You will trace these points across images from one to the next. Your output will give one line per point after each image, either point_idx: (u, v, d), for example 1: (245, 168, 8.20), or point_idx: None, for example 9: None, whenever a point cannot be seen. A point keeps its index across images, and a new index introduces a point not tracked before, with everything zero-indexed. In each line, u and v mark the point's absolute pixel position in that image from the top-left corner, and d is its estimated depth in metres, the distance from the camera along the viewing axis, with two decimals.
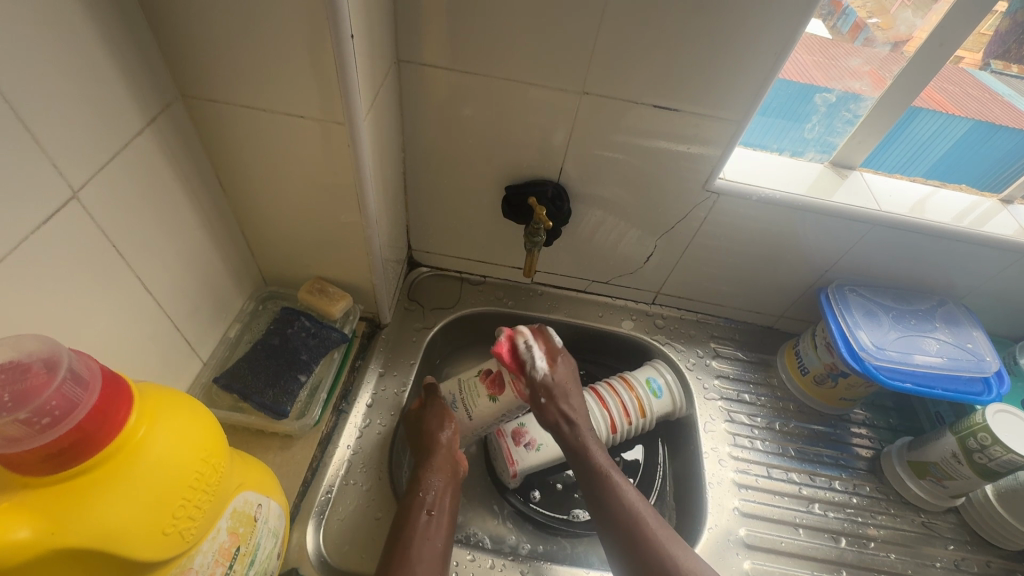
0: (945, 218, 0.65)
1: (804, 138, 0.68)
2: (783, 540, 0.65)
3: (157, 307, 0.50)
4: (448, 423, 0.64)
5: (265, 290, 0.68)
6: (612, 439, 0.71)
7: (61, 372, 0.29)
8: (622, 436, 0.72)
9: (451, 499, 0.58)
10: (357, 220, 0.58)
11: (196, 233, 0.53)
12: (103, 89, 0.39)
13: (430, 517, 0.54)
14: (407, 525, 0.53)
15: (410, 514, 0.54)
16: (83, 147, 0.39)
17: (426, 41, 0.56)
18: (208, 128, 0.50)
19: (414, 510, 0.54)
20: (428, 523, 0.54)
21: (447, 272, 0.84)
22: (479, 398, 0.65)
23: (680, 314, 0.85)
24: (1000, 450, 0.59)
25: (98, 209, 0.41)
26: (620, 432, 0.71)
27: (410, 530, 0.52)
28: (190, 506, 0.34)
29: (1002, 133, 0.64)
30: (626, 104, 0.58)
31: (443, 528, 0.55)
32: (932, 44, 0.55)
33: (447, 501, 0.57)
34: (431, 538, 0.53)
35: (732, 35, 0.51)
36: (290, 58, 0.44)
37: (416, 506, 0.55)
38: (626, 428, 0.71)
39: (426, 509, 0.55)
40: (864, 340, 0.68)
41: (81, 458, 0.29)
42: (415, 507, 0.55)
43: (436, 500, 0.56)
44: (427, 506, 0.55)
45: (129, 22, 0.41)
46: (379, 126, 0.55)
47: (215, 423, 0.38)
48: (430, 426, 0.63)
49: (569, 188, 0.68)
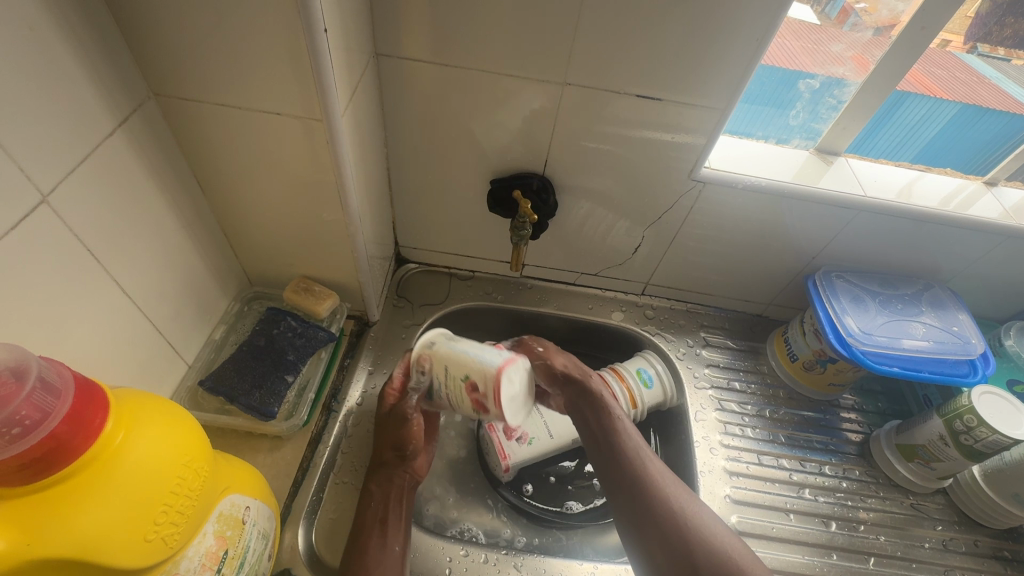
0: (929, 202, 0.65)
1: (789, 125, 0.68)
2: (774, 526, 0.66)
3: (137, 310, 0.49)
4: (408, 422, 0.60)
5: (250, 291, 0.67)
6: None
7: (31, 381, 0.28)
8: None
9: (406, 504, 0.59)
10: (340, 218, 0.57)
11: (175, 235, 0.53)
12: (70, 89, 0.39)
13: (384, 528, 0.55)
14: (363, 537, 0.54)
15: (366, 526, 0.55)
16: (51, 149, 0.38)
17: (404, 35, 0.55)
18: (182, 127, 0.49)
19: (368, 522, 0.55)
20: (383, 535, 0.55)
21: (435, 268, 0.83)
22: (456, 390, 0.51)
23: (670, 304, 0.85)
24: (985, 431, 0.60)
25: (70, 212, 0.40)
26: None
27: (362, 546, 0.53)
28: (173, 511, 0.34)
29: (989, 115, 0.64)
30: (609, 94, 0.58)
31: (397, 537, 0.55)
32: (914, 27, 0.55)
33: (404, 509, 0.58)
34: (388, 546, 0.54)
35: (713, 24, 0.51)
36: (262, 53, 0.43)
37: (370, 517, 0.55)
38: None
39: (379, 521, 0.55)
40: (852, 325, 0.68)
41: (56, 468, 0.29)
42: (368, 518, 0.55)
43: (388, 508, 0.57)
44: (383, 517, 0.56)
45: (93, 19, 0.40)
46: (359, 122, 0.54)
47: (196, 426, 0.37)
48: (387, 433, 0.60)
49: (554, 180, 0.68)
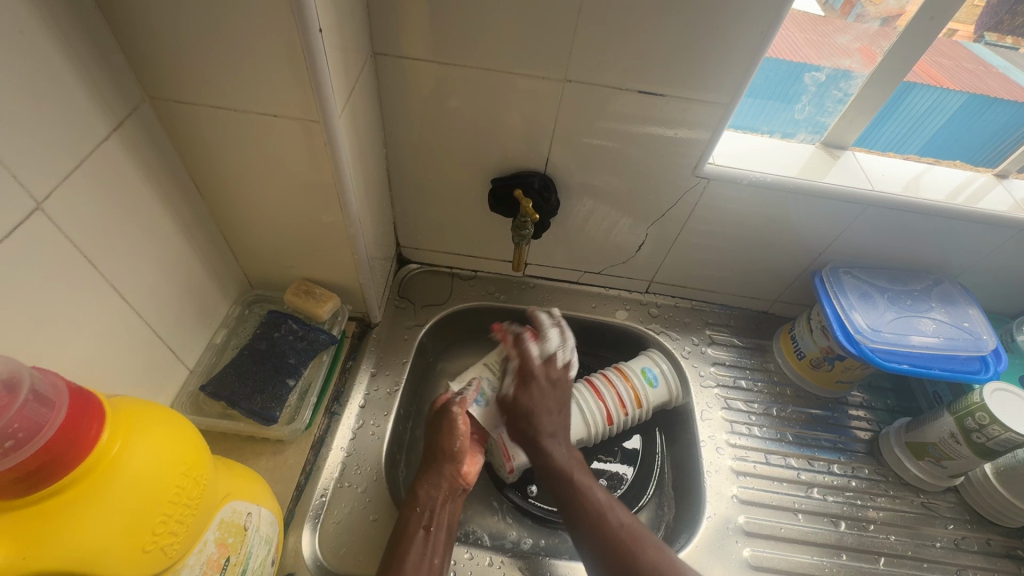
0: (939, 195, 0.64)
1: (795, 119, 0.67)
2: (782, 526, 0.65)
3: (137, 316, 0.49)
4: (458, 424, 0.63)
5: (251, 294, 0.67)
6: (610, 430, 0.70)
7: (23, 393, 0.28)
8: (619, 427, 0.71)
9: (449, 514, 0.59)
10: (340, 220, 0.57)
11: (173, 239, 0.52)
12: (63, 94, 0.38)
13: (427, 534, 0.55)
14: (404, 540, 0.54)
15: (407, 530, 0.55)
16: (45, 155, 0.37)
17: (402, 34, 0.54)
18: (179, 130, 0.49)
19: (411, 527, 0.55)
20: (426, 539, 0.55)
21: (437, 268, 0.83)
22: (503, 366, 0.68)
23: (674, 302, 0.84)
24: (998, 429, 0.59)
25: (66, 219, 0.40)
26: (619, 422, 0.71)
27: (404, 545, 0.53)
28: (171, 521, 0.33)
29: (997, 106, 0.63)
30: (610, 90, 0.57)
31: (438, 543, 0.55)
32: (922, 17, 0.54)
33: (445, 517, 0.58)
34: (429, 555, 0.53)
35: (716, 17, 0.50)
36: (257, 55, 0.42)
37: (415, 520, 0.56)
38: (622, 419, 0.71)
39: (423, 525, 0.55)
40: (859, 322, 0.67)
41: (51, 480, 0.28)
42: (410, 522, 0.55)
43: (433, 516, 0.57)
44: (425, 525, 0.56)
45: (85, 22, 0.39)
46: (357, 122, 0.54)
47: (194, 433, 0.37)
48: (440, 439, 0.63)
49: (556, 178, 0.67)
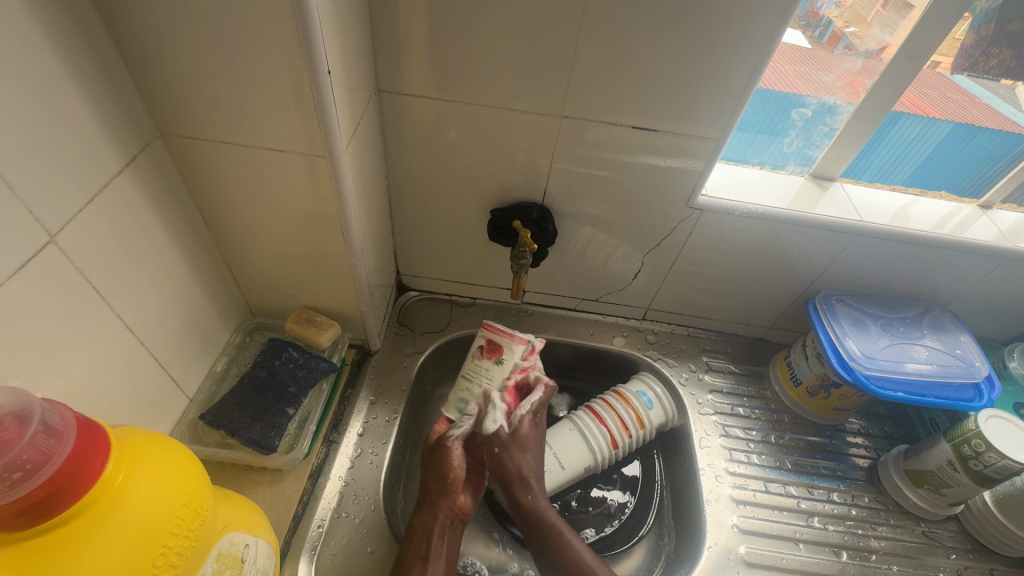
0: (926, 225, 0.66)
1: (783, 152, 0.69)
2: (784, 557, 0.65)
3: (141, 345, 0.49)
4: (443, 465, 0.62)
5: (252, 322, 0.67)
6: (613, 455, 0.70)
7: (34, 425, 0.28)
8: (625, 450, 0.71)
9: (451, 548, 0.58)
10: (342, 250, 0.58)
11: (178, 269, 0.53)
12: (81, 133, 0.40)
13: (426, 563, 0.55)
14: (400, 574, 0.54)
15: (407, 556, 0.55)
16: (61, 193, 0.39)
17: (406, 74, 0.57)
18: (188, 165, 0.50)
19: (409, 557, 0.55)
20: (424, 569, 0.54)
21: (436, 296, 0.84)
22: (491, 372, 0.70)
23: (671, 329, 0.85)
24: (994, 456, 0.59)
25: (76, 251, 0.41)
26: (621, 446, 0.71)
27: None
28: (172, 553, 0.33)
29: (982, 134, 0.65)
30: (606, 126, 0.59)
31: (440, 573, 0.55)
32: (902, 58, 0.56)
33: (445, 548, 0.57)
34: None
35: (703, 59, 0.53)
36: (268, 95, 0.44)
37: (410, 553, 0.55)
38: (626, 441, 0.71)
39: (420, 556, 0.55)
40: (854, 349, 0.68)
41: (56, 512, 0.29)
42: (409, 555, 0.55)
43: (430, 545, 0.57)
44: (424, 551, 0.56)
45: (104, 64, 0.41)
46: (361, 156, 0.56)
47: (198, 465, 0.38)
48: (431, 471, 0.63)
49: (554, 209, 0.69)
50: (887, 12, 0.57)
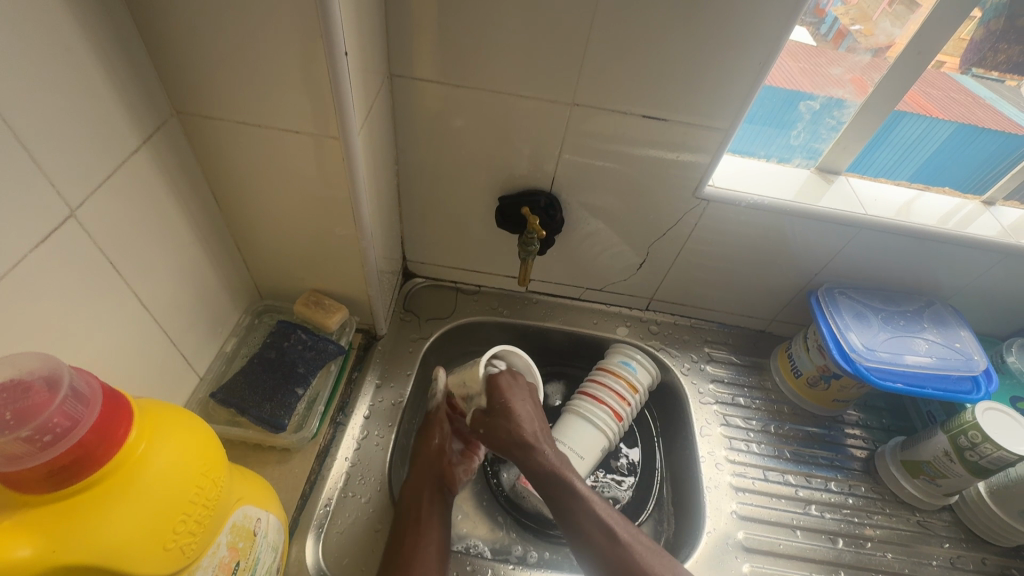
0: (928, 220, 0.67)
1: (790, 144, 0.69)
2: (780, 543, 0.66)
3: (154, 322, 0.50)
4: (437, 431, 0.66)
5: (261, 304, 0.68)
6: (621, 428, 0.72)
7: (63, 390, 0.29)
8: (630, 419, 0.74)
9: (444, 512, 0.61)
10: (352, 233, 0.58)
11: (191, 247, 0.54)
12: (100, 110, 0.40)
13: (417, 523, 0.58)
14: (398, 536, 0.57)
15: (403, 520, 0.59)
16: (79, 167, 0.39)
17: (418, 57, 0.57)
18: (202, 143, 0.51)
19: (402, 520, 0.58)
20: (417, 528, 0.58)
21: (442, 283, 0.85)
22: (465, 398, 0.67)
23: (673, 319, 0.86)
24: (990, 447, 0.60)
25: (94, 226, 0.41)
26: (625, 418, 0.73)
27: (399, 540, 0.57)
28: (190, 521, 0.34)
29: (985, 136, 0.65)
30: (616, 115, 0.59)
31: (433, 533, 0.58)
32: (910, 52, 0.57)
33: (436, 510, 0.61)
34: (422, 543, 0.57)
35: (715, 48, 0.53)
36: (283, 74, 0.44)
37: (405, 515, 0.59)
38: (627, 411, 0.73)
39: (414, 515, 0.59)
40: (855, 341, 0.69)
41: (82, 476, 0.29)
42: (403, 515, 0.59)
43: (421, 508, 0.60)
44: (416, 513, 0.59)
45: (123, 40, 0.41)
46: (372, 140, 0.56)
47: (214, 439, 0.38)
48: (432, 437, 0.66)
49: (561, 197, 0.69)
50: (894, 8, 0.57)
